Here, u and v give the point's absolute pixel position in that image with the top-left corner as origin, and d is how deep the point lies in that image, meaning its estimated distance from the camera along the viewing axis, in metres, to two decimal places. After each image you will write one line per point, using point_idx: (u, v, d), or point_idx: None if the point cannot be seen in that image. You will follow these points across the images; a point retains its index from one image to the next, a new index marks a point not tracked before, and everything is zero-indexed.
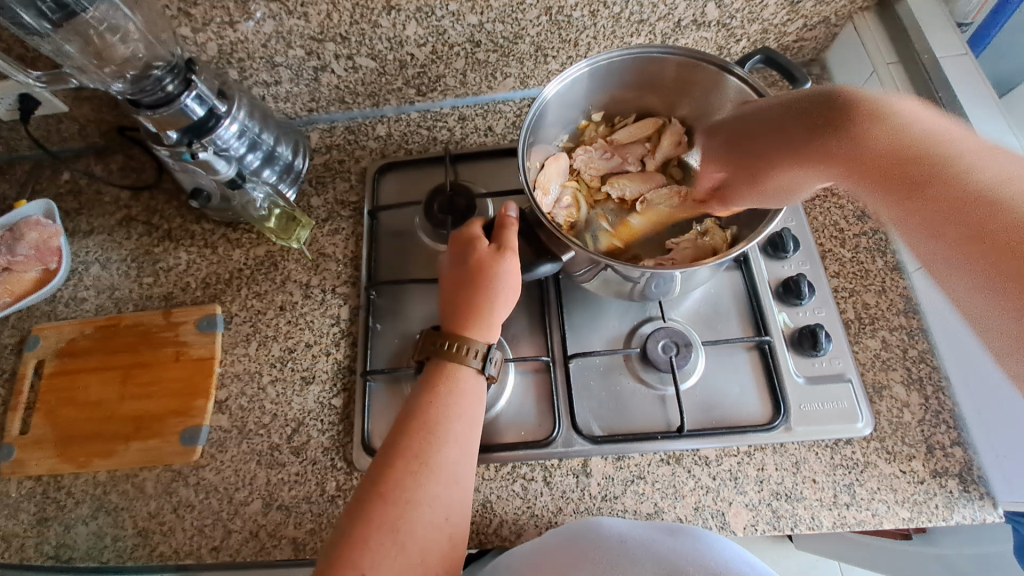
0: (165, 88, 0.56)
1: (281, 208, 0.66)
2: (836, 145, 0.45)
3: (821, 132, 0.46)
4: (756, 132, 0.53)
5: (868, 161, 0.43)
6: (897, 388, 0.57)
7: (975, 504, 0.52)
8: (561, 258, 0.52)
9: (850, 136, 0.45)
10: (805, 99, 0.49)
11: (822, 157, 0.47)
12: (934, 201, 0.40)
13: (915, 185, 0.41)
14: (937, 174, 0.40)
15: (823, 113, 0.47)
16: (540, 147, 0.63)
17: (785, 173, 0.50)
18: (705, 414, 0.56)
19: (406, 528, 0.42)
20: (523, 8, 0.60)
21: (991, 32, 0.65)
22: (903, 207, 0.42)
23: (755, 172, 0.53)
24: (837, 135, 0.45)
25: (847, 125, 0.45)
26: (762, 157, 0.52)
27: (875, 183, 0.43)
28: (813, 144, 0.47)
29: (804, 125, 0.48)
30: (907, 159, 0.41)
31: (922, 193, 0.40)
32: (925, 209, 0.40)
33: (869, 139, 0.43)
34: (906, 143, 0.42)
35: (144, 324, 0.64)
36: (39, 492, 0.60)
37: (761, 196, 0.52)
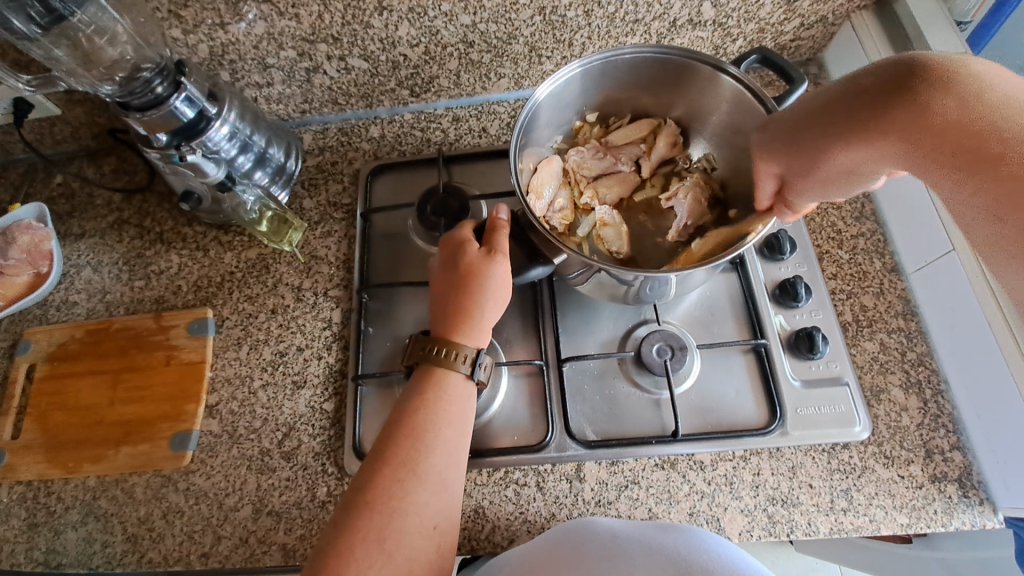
0: (154, 90, 0.55)
1: (272, 210, 0.66)
2: (909, 124, 0.40)
3: (889, 108, 0.41)
4: (811, 114, 0.47)
5: (943, 142, 0.38)
6: (895, 392, 0.56)
7: (975, 510, 0.51)
8: (553, 261, 0.51)
9: (929, 109, 0.39)
10: (873, 71, 0.43)
11: (891, 135, 0.41)
12: (1015, 184, 0.35)
13: (994, 166, 0.36)
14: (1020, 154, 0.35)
15: (893, 85, 0.41)
16: (533, 150, 0.62)
17: (845, 157, 0.45)
18: (701, 418, 0.55)
19: (393, 536, 0.41)
20: (517, 8, 0.60)
21: (991, 31, 0.64)
22: (976, 190, 0.37)
23: (811, 155, 0.47)
24: (910, 110, 0.40)
25: (922, 97, 0.39)
26: (822, 139, 0.46)
27: (953, 165, 0.38)
28: (879, 124, 0.42)
29: (875, 99, 0.42)
30: (979, 136, 0.36)
31: (1003, 176, 0.36)
32: (1003, 198, 0.36)
33: (948, 111, 0.38)
34: (985, 116, 0.36)
35: (135, 328, 0.64)
36: (29, 497, 0.59)
37: (825, 187, 0.49)
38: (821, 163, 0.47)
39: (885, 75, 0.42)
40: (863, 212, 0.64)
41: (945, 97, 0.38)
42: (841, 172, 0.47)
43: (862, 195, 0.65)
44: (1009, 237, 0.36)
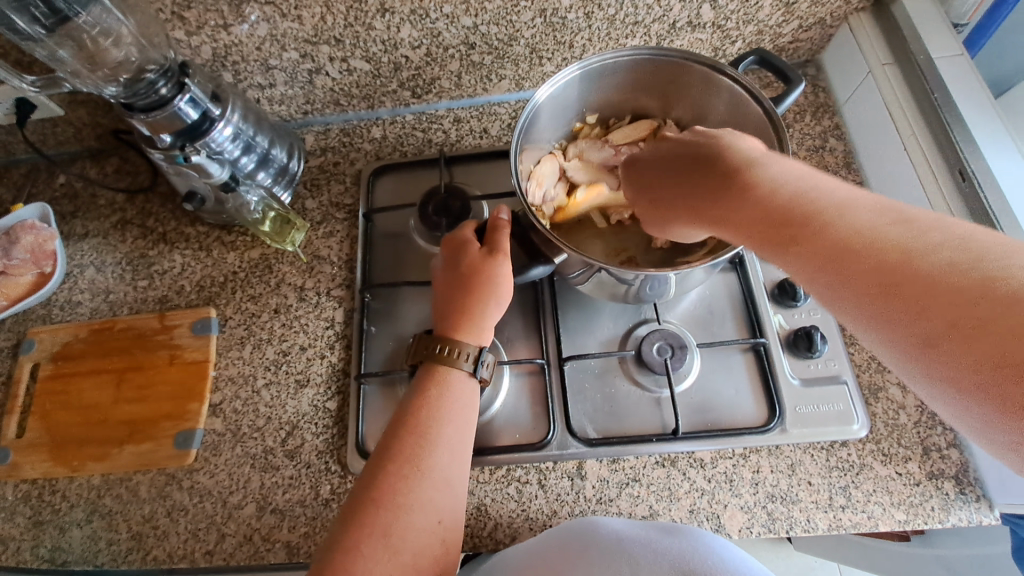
0: (158, 92, 0.56)
1: (275, 211, 0.67)
2: (717, 206, 0.41)
3: (706, 190, 0.42)
4: (653, 186, 0.50)
5: (759, 219, 0.37)
6: (893, 390, 0.56)
7: (972, 506, 0.51)
8: (554, 261, 0.51)
9: (735, 192, 0.39)
10: (686, 152, 0.46)
11: (708, 216, 0.42)
12: (817, 254, 0.33)
13: (790, 242, 0.35)
14: (811, 229, 0.34)
15: (705, 171, 0.43)
16: (533, 149, 0.63)
17: (685, 228, 0.48)
18: (700, 417, 0.56)
19: (399, 532, 0.42)
20: (517, 11, 0.60)
21: (986, 33, 0.65)
22: (794, 263, 0.35)
23: (664, 221, 0.50)
24: (721, 192, 0.40)
25: (729, 180, 0.40)
26: (659, 215, 0.50)
27: (763, 242, 0.37)
28: (699, 202, 0.43)
29: (698, 181, 0.43)
30: (782, 211, 0.36)
31: (803, 249, 0.34)
32: (811, 265, 0.34)
33: (751, 193, 0.38)
34: (779, 197, 0.37)
35: (138, 328, 0.64)
36: (34, 496, 0.60)
37: (676, 238, 0.51)
38: (669, 227, 0.50)
39: (700, 166, 0.43)
40: None
41: (749, 181, 0.39)
42: (682, 235, 0.49)
43: None
44: (858, 316, 0.32)
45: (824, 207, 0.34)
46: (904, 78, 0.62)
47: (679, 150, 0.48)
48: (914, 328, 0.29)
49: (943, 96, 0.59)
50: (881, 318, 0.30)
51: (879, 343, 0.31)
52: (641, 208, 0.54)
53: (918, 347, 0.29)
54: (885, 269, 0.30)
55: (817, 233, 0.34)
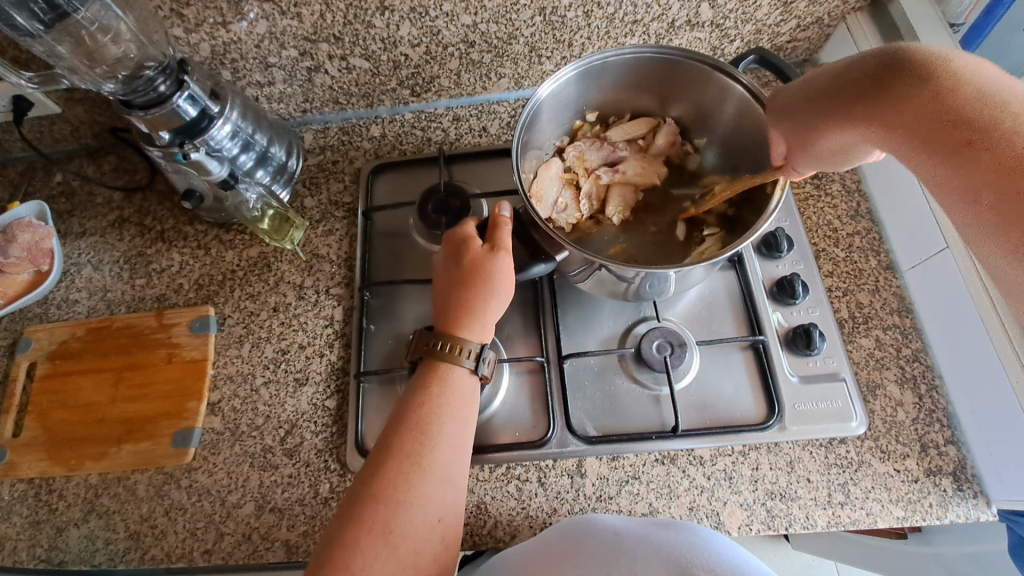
0: (157, 89, 0.56)
1: (274, 208, 0.66)
2: (891, 113, 0.39)
3: (874, 96, 0.41)
4: (823, 94, 0.45)
5: (930, 127, 0.37)
6: (891, 387, 0.57)
7: (969, 503, 0.52)
8: (555, 258, 0.51)
9: (917, 97, 0.38)
10: (859, 59, 0.42)
11: (878, 126, 0.41)
12: (985, 161, 0.34)
13: (966, 148, 0.35)
14: (1003, 143, 0.33)
15: (879, 72, 0.40)
16: (533, 147, 0.63)
17: (842, 138, 0.44)
18: (699, 414, 0.56)
19: (398, 529, 0.42)
20: (517, 9, 0.60)
21: (982, 33, 0.65)
22: (950, 170, 0.36)
23: (810, 137, 0.47)
24: (896, 98, 0.39)
25: (909, 82, 0.38)
26: (845, 114, 0.43)
27: (927, 147, 0.37)
28: (865, 115, 0.41)
29: (861, 89, 0.41)
30: (962, 120, 0.35)
31: (978, 155, 0.34)
32: (983, 171, 0.34)
33: (935, 99, 0.37)
34: (962, 101, 0.36)
35: (136, 326, 0.64)
36: (31, 495, 0.59)
37: (821, 163, 0.48)
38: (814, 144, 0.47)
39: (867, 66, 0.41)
40: (859, 210, 0.65)
41: (935, 85, 0.37)
42: (831, 152, 0.46)
43: (858, 194, 0.66)
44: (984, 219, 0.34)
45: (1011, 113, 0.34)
46: None
47: (844, 62, 0.44)
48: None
49: None
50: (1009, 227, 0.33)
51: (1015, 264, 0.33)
52: (788, 127, 0.50)
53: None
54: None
55: (998, 143, 0.34)
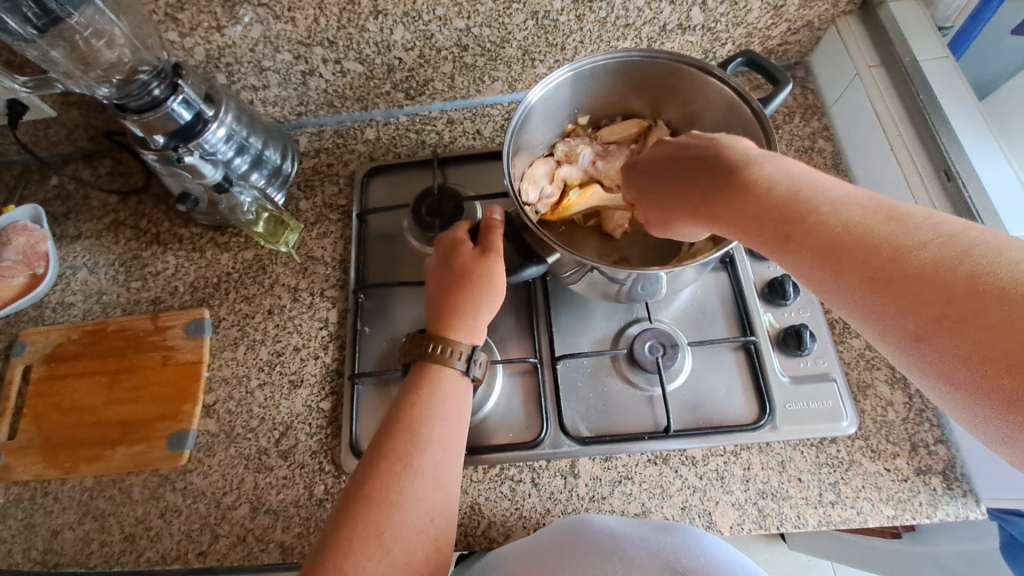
0: (151, 93, 0.56)
1: (269, 212, 0.67)
2: (726, 210, 0.41)
3: (702, 196, 0.43)
4: (664, 180, 0.48)
5: (757, 225, 0.39)
6: (881, 387, 0.57)
7: (959, 501, 0.52)
8: (547, 260, 0.51)
9: (739, 193, 0.40)
10: (691, 154, 0.45)
11: (710, 215, 0.43)
12: (810, 249, 0.35)
13: (790, 239, 0.37)
14: (810, 227, 0.36)
15: (709, 171, 0.43)
16: (525, 150, 0.63)
17: (689, 226, 0.47)
18: (692, 414, 0.57)
19: (391, 530, 0.42)
20: (510, 13, 0.61)
21: (970, 37, 0.66)
22: (792, 259, 0.37)
23: (664, 225, 0.49)
24: (723, 194, 0.41)
25: (730, 179, 0.41)
26: (680, 204, 0.46)
27: (764, 238, 0.38)
28: (698, 207, 0.44)
29: (698, 182, 0.44)
30: (779, 212, 0.37)
31: (803, 244, 0.36)
32: (824, 262, 0.35)
33: (754, 197, 0.39)
34: (777, 192, 0.38)
35: (131, 329, 0.64)
36: (26, 498, 0.60)
37: (676, 237, 0.50)
38: (671, 228, 0.49)
39: (697, 168, 0.44)
40: None
41: (749, 183, 0.40)
42: (688, 234, 0.48)
43: None
44: (854, 307, 0.34)
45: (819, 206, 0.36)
46: (892, 82, 0.63)
47: (670, 151, 0.48)
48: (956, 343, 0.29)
49: (930, 99, 0.60)
50: (874, 307, 0.33)
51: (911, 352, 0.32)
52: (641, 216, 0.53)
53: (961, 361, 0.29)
54: (878, 261, 0.32)
55: (818, 231, 0.35)
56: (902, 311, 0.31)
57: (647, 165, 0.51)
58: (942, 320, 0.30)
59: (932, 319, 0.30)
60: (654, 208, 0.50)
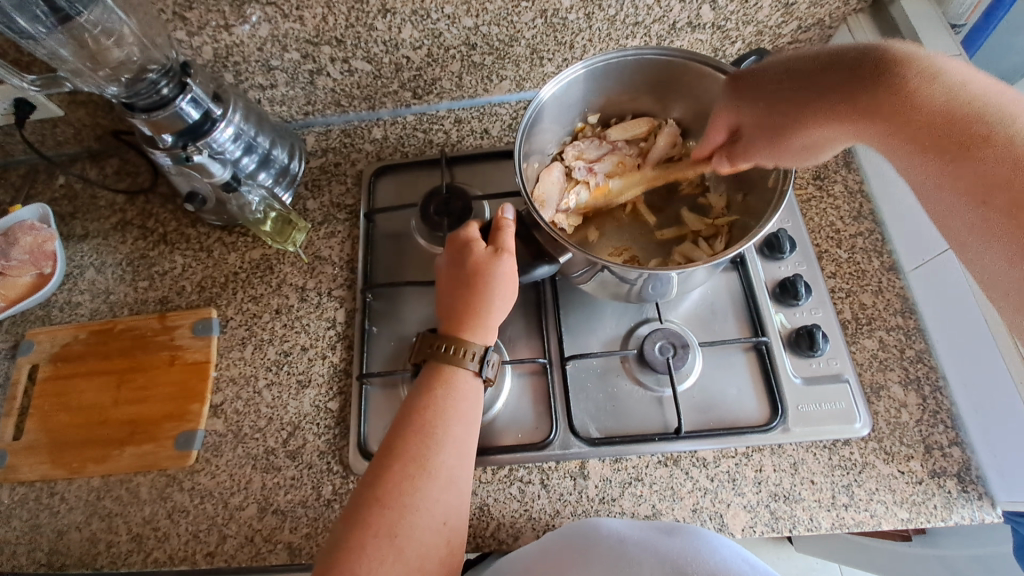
0: (160, 92, 0.56)
1: (276, 211, 0.66)
2: (887, 111, 0.41)
3: (851, 93, 0.43)
4: (805, 86, 0.46)
5: (916, 128, 0.39)
6: (894, 388, 0.56)
7: (974, 504, 0.52)
8: (558, 260, 0.51)
9: (906, 97, 0.40)
10: (846, 57, 0.44)
11: (867, 120, 0.42)
12: (982, 169, 0.36)
13: (959, 160, 0.37)
14: (986, 140, 0.36)
15: (872, 68, 0.42)
16: (535, 148, 0.62)
17: (826, 132, 0.46)
18: (702, 416, 0.56)
19: (404, 532, 0.42)
20: (518, 11, 0.60)
21: (982, 35, 0.65)
22: (942, 171, 0.38)
23: (782, 130, 0.48)
24: (887, 102, 0.41)
25: (893, 82, 0.40)
26: (824, 105, 0.45)
27: (924, 147, 0.39)
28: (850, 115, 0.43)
29: (851, 81, 0.43)
30: (954, 126, 0.38)
31: (975, 163, 0.36)
32: (971, 179, 0.36)
33: (925, 101, 0.39)
34: (958, 104, 0.38)
35: (138, 329, 0.64)
36: (32, 498, 0.59)
37: (783, 157, 0.50)
38: (788, 139, 0.48)
39: (853, 64, 0.43)
40: (861, 211, 0.65)
41: (919, 90, 0.39)
42: (806, 146, 0.48)
43: (860, 195, 0.66)
44: (977, 224, 0.37)
45: (999, 120, 0.36)
46: None
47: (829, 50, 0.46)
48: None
49: None
50: (990, 227, 0.36)
51: (1007, 262, 0.36)
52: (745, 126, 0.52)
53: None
54: (1015, 178, 0.34)
55: (995, 146, 0.36)
56: (1019, 231, 0.34)
57: (791, 64, 0.48)
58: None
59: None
60: (774, 114, 0.48)
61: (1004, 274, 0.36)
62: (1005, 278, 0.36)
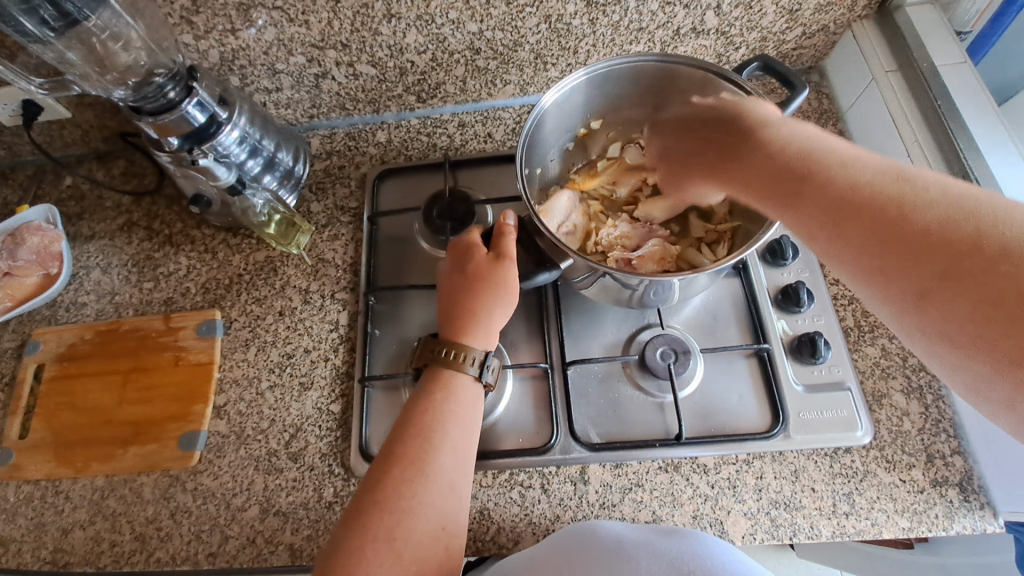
0: (167, 95, 0.56)
1: (281, 213, 0.67)
2: (728, 169, 0.48)
3: (721, 151, 0.49)
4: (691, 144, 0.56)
5: (772, 178, 0.43)
6: (897, 397, 0.56)
7: (976, 514, 0.51)
8: (560, 267, 0.51)
9: (745, 152, 0.46)
10: (703, 119, 0.54)
11: (726, 178, 0.49)
12: (823, 205, 0.39)
13: (798, 198, 0.41)
14: (817, 181, 0.40)
15: (715, 134, 0.51)
16: (538, 156, 0.63)
17: (699, 182, 0.55)
18: (703, 422, 0.56)
19: (402, 536, 0.42)
20: (522, 16, 0.61)
21: (988, 42, 0.65)
22: (793, 214, 0.41)
23: (677, 184, 0.60)
24: (727, 156, 0.48)
25: (740, 139, 0.47)
26: (716, 155, 0.50)
27: (773, 194, 0.43)
28: (723, 165, 0.49)
29: (706, 145, 0.52)
30: (790, 170, 0.42)
31: (813, 200, 0.40)
32: (819, 212, 0.39)
33: (749, 158, 0.46)
34: (789, 156, 0.43)
35: (143, 330, 0.65)
36: (37, 497, 0.60)
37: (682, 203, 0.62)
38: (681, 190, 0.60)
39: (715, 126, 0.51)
40: None
41: (761, 142, 0.45)
42: (695, 196, 0.59)
43: None
44: (837, 249, 0.39)
45: (827, 164, 0.40)
46: (908, 85, 0.63)
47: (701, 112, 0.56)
48: (909, 278, 0.35)
49: (947, 104, 0.60)
50: (857, 249, 0.37)
51: (869, 279, 0.37)
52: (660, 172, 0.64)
53: (912, 298, 0.35)
54: (864, 207, 0.37)
55: (822, 186, 0.40)
56: (879, 254, 0.36)
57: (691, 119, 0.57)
58: (902, 261, 0.35)
59: (893, 264, 0.35)
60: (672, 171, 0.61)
61: (873, 293, 0.37)
62: (876, 299, 0.38)
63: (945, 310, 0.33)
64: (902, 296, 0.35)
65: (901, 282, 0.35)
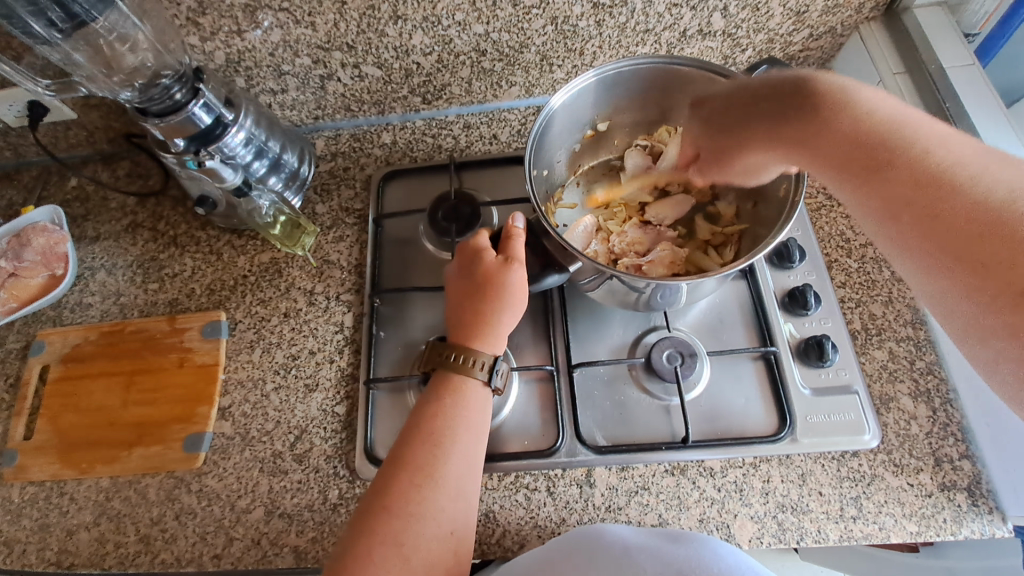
0: (173, 96, 0.56)
1: (286, 215, 0.67)
2: (799, 136, 0.44)
3: (789, 117, 0.44)
4: (738, 114, 0.49)
5: (840, 153, 0.42)
6: (904, 400, 0.56)
7: (984, 518, 0.51)
8: (568, 269, 0.51)
9: (821, 119, 0.42)
10: (767, 81, 0.46)
11: (793, 143, 0.44)
12: (893, 189, 0.39)
13: (871, 178, 0.40)
14: (895, 160, 0.39)
15: (787, 91, 0.45)
16: (545, 157, 0.63)
17: (756, 156, 0.49)
18: (710, 425, 0.56)
19: (411, 541, 0.42)
20: (529, 18, 0.61)
21: (997, 45, 0.65)
22: (866, 192, 0.41)
23: (723, 158, 0.52)
24: (799, 121, 0.43)
25: (809, 106, 0.43)
26: (750, 124, 0.47)
27: (843, 171, 0.42)
28: (788, 139, 0.45)
29: (772, 109, 0.46)
30: (868, 142, 0.40)
31: (889, 181, 0.39)
32: (888, 196, 0.39)
33: (830, 126, 0.42)
34: (869, 128, 0.41)
35: (148, 331, 0.65)
36: (42, 498, 0.60)
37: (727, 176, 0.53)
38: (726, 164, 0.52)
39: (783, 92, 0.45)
40: None
41: (839, 112, 0.42)
42: (742, 171, 0.51)
43: None
44: (903, 241, 0.40)
45: (910, 143, 0.39)
46: (917, 87, 0.63)
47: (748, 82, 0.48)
48: (978, 279, 0.36)
49: (955, 106, 0.60)
50: (924, 242, 0.38)
51: (927, 274, 0.39)
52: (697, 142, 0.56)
53: (981, 301, 0.36)
54: (932, 198, 0.37)
55: (900, 167, 0.39)
56: (949, 252, 0.37)
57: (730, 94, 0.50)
58: (969, 262, 0.36)
59: (962, 263, 0.36)
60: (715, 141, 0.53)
61: (930, 286, 0.39)
62: (931, 292, 0.40)
63: (1010, 315, 0.34)
64: (959, 296, 0.37)
65: (965, 284, 0.36)
